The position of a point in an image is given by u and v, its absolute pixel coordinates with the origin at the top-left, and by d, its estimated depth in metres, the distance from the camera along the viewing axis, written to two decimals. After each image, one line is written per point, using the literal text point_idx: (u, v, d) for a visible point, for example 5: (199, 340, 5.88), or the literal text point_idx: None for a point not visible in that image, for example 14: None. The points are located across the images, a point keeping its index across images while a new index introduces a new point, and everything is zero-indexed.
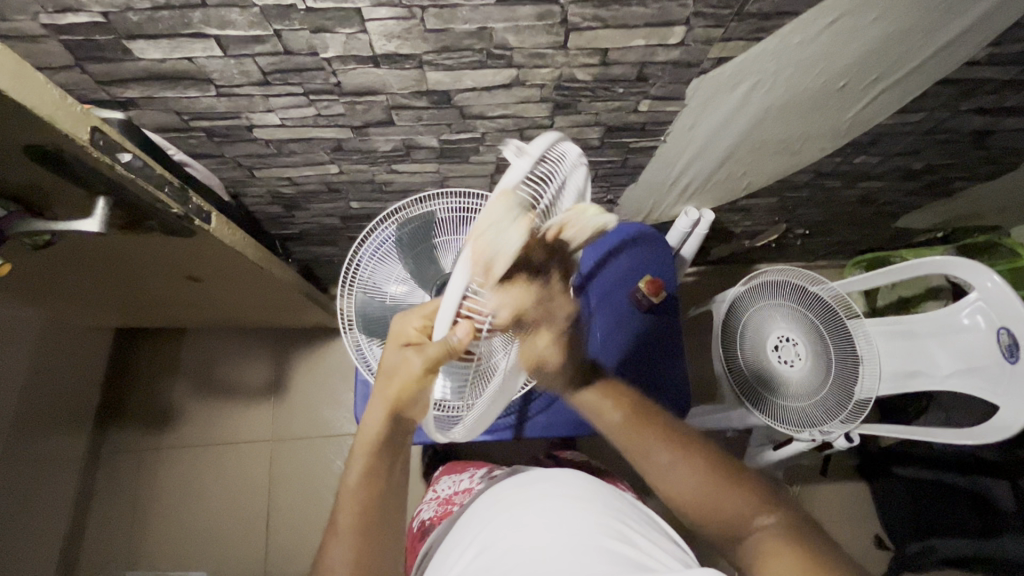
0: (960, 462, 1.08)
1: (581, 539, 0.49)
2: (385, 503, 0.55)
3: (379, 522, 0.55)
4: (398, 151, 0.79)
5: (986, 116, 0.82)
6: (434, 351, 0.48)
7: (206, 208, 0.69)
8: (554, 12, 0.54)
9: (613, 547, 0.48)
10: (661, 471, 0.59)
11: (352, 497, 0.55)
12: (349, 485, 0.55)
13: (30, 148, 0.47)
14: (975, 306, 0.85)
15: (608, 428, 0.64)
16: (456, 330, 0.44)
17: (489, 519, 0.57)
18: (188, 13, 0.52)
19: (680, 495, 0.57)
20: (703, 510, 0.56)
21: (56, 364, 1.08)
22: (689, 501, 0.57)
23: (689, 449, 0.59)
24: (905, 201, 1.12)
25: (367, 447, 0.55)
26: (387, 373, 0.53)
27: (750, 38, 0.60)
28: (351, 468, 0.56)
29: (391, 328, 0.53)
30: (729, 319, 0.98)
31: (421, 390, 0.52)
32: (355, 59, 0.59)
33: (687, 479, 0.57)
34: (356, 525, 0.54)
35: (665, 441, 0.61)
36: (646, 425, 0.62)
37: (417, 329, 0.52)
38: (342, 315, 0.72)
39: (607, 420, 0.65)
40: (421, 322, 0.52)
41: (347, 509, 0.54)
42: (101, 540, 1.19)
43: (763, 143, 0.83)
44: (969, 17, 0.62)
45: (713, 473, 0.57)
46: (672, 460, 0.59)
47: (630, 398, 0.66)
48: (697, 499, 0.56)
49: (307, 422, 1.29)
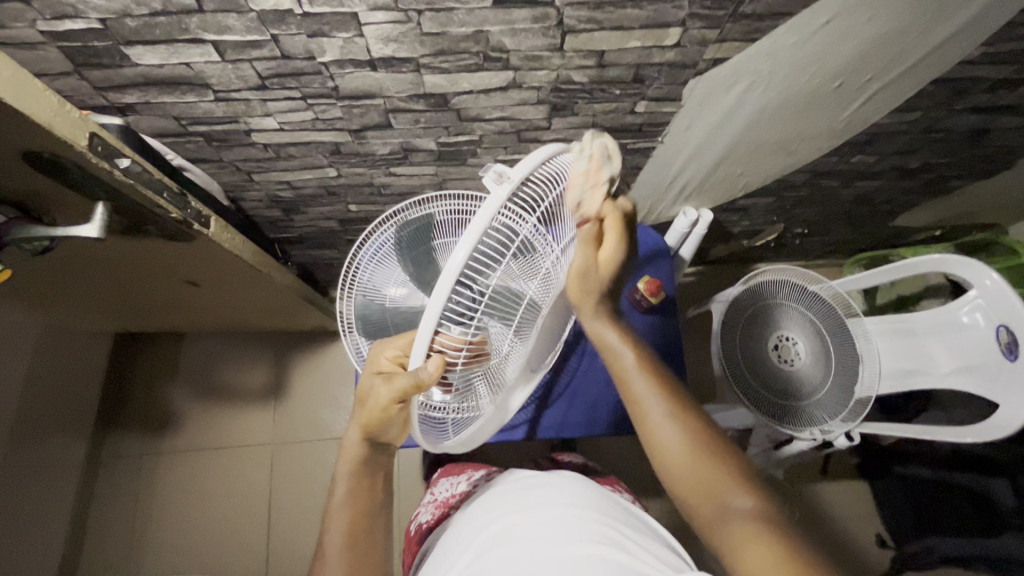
0: (963, 461, 1.09)
1: (570, 548, 0.48)
2: (372, 523, 0.56)
3: (367, 540, 0.55)
4: (396, 154, 0.79)
5: (982, 115, 0.82)
6: (402, 384, 0.47)
7: (204, 213, 0.69)
8: (549, 15, 0.54)
9: (600, 554, 0.48)
10: (650, 423, 0.56)
11: (339, 517, 0.55)
12: (335, 504, 0.56)
13: (28, 154, 0.47)
14: (975, 304, 0.85)
15: (617, 368, 0.60)
16: (427, 364, 0.44)
17: (483, 526, 0.56)
18: (185, 19, 0.52)
19: (662, 450, 0.55)
20: (681, 473, 0.53)
21: (56, 368, 1.09)
22: (667, 459, 0.54)
23: (686, 413, 0.56)
24: (903, 200, 1.12)
25: (349, 469, 0.56)
26: (361, 398, 0.55)
27: (745, 39, 0.61)
28: (337, 488, 0.57)
29: (370, 354, 0.56)
30: (730, 314, 0.98)
31: (390, 416, 0.52)
32: (352, 63, 0.59)
33: (675, 441, 0.54)
34: (344, 545, 0.54)
35: (667, 400, 0.57)
36: (653, 375, 0.58)
37: (391, 359, 0.55)
38: (342, 316, 0.75)
39: (617, 360, 0.60)
40: (395, 352, 0.55)
41: (334, 530, 0.55)
42: (101, 546, 1.19)
43: (758, 145, 0.84)
44: (963, 17, 0.62)
45: (705, 446, 0.54)
46: (670, 415, 0.56)
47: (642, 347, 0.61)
48: (676, 459, 0.54)
49: (305, 426, 1.29)
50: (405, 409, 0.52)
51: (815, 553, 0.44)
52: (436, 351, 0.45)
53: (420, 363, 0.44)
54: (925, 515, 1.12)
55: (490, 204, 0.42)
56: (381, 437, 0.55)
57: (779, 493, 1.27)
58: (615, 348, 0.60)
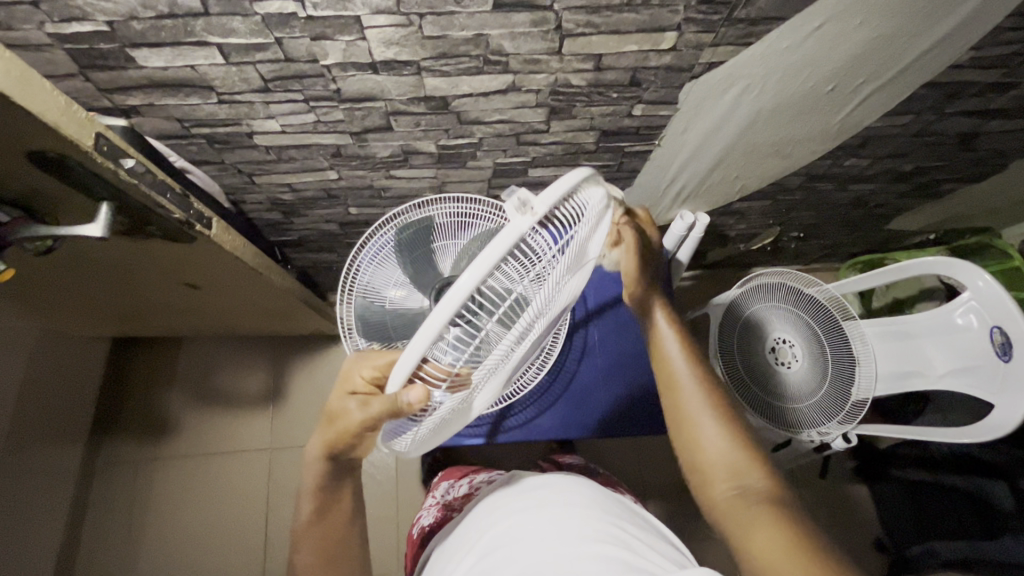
0: (958, 463, 1.10)
1: (573, 546, 0.49)
2: (346, 534, 0.57)
3: (342, 554, 0.56)
4: (396, 157, 0.80)
5: (973, 119, 0.84)
6: (375, 409, 0.46)
7: (207, 214, 0.70)
8: (548, 19, 0.55)
9: (603, 553, 0.48)
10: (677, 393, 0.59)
11: (308, 537, 0.56)
12: (302, 526, 0.56)
13: (33, 153, 0.48)
14: (969, 306, 0.86)
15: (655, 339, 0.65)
16: (409, 392, 0.42)
17: (490, 525, 0.57)
18: (191, 22, 0.53)
19: (683, 417, 0.58)
20: (696, 441, 0.56)
21: (56, 372, 1.09)
22: (685, 425, 0.57)
23: (713, 388, 0.59)
24: (896, 204, 1.14)
25: (310, 488, 0.56)
26: (330, 418, 0.52)
27: (739, 43, 0.62)
28: (302, 509, 0.56)
29: (345, 368, 0.53)
30: (727, 317, 1.00)
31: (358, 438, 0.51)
32: (354, 65, 0.60)
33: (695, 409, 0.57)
34: (317, 563, 0.55)
35: (696, 372, 0.60)
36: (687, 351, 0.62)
37: (367, 378, 0.51)
38: (341, 322, 0.73)
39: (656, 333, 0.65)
40: (371, 373, 0.51)
41: (304, 550, 0.55)
42: (95, 553, 1.18)
43: (752, 148, 0.85)
44: (952, 22, 0.63)
45: (725, 422, 0.56)
46: (696, 386, 0.59)
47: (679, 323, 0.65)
48: (696, 432, 0.56)
49: (303, 430, 1.29)
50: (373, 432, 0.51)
51: (826, 547, 0.46)
52: (417, 379, 0.43)
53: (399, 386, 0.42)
54: (924, 517, 1.11)
55: (509, 234, 0.36)
56: (343, 456, 0.54)
57: None
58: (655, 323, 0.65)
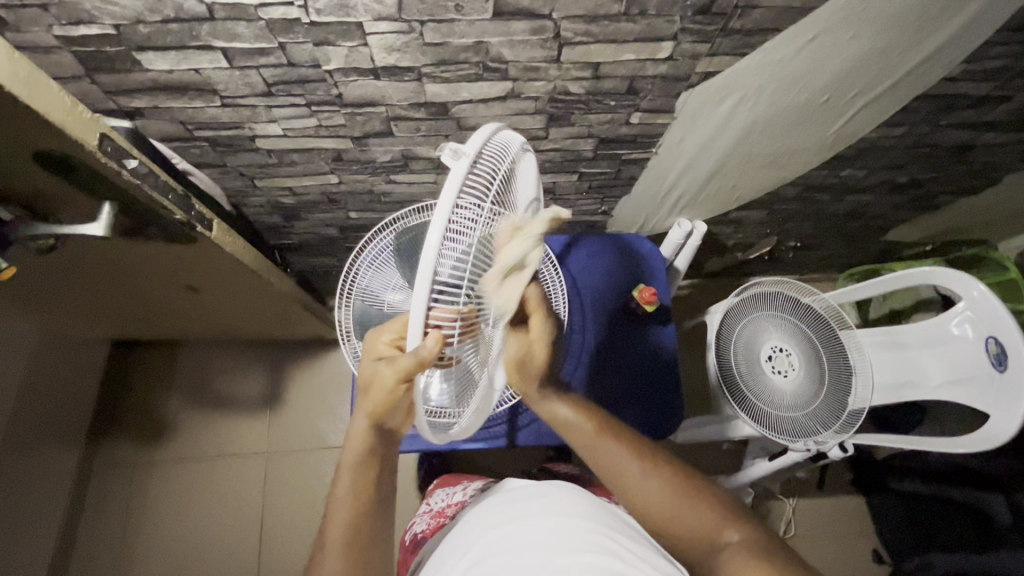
0: (953, 474, 1.10)
1: (570, 557, 0.49)
2: (376, 515, 0.56)
3: (372, 533, 0.55)
4: (396, 161, 0.81)
5: (966, 131, 0.85)
6: (406, 362, 0.44)
7: (207, 216, 0.70)
8: (547, 27, 0.56)
9: (601, 565, 0.48)
10: (624, 481, 0.59)
11: (340, 511, 0.55)
12: (337, 499, 0.55)
13: (39, 153, 0.48)
14: (964, 316, 0.87)
15: (577, 440, 0.64)
16: (426, 340, 0.42)
17: (476, 537, 0.57)
18: (196, 26, 0.54)
19: (640, 501, 0.58)
20: (664, 517, 0.56)
21: (54, 373, 1.09)
22: (646, 506, 0.57)
23: (655, 461, 0.60)
24: (892, 214, 1.14)
25: (353, 460, 0.56)
26: (365, 384, 0.54)
27: (735, 54, 0.63)
28: (339, 482, 0.56)
29: (365, 344, 0.56)
30: (723, 328, 1.00)
31: (396, 398, 0.52)
32: (356, 71, 0.61)
33: (650, 488, 0.58)
34: (346, 536, 0.53)
35: (628, 452, 0.61)
36: (611, 435, 0.63)
37: (389, 343, 0.55)
38: (340, 325, 0.77)
39: (576, 434, 0.64)
40: (392, 337, 0.56)
41: (335, 524, 0.54)
42: (89, 556, 1.18)
43: (749, 158, 0.86)
44: (942, 36, 0.64)
45: (677, 484, 0.58)
46: (639, 465, 0.59)
47: (597, 412, 0.67)
48: (658, 508, 0.57)
49: (301, 434, 1.29)
50: (406, 391, 0.52)
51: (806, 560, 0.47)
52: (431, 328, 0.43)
53: (420, 339, 0.42)
54: (920, 531, 1.12)
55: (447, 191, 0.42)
56: (386, 425, 0.56)
57: (777, 507, 1.26)
58: (569, 425, 0.65)
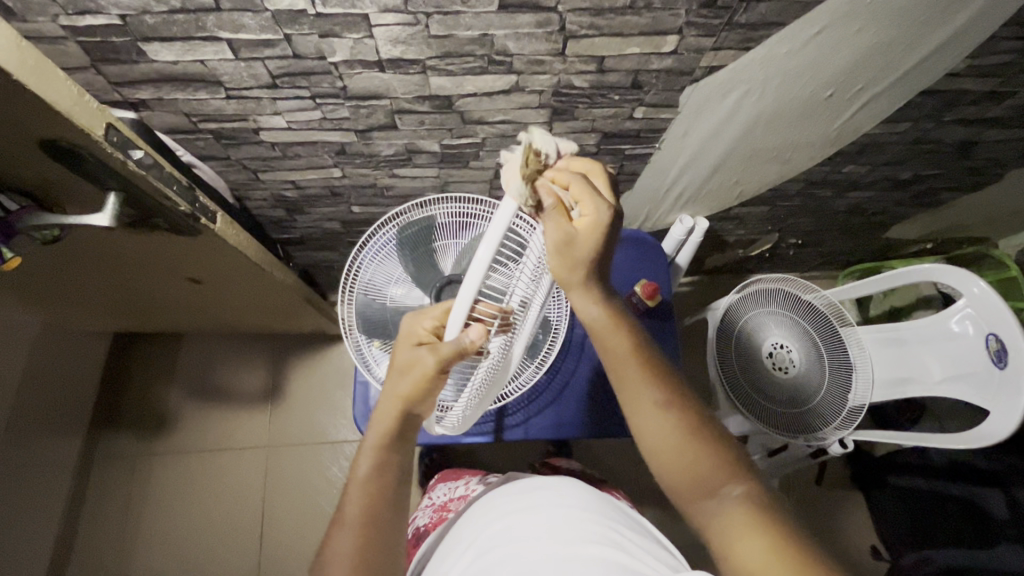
0: (954, 471, 1.12)
1: (579, 548, 0.49)
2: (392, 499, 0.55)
3: (387, 518, 0.54)
4: (399, 155, 0.81)
5: (969, 127, 0.85)
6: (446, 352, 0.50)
7: (211, 207, 0.70)
8: (553, 20, 0.56)
9: (608, 556, 0.49)
10: (641, 411, 0.56)
11: (358, 491, 0.54)
12: (355, 480, 0.55)
13: (46, 142, 0.49)
14: (964, 313, 0.86)
15: (606, 352, 0.58)
16: (471, 332, 0.47)
17: (483, 527, 0.57)
18: (202, 17, 0.54)
19: (651, 437, 0.56)
20: (671, 462, 0.54)
21: (56, 366, 1.09)
22: (657, 443, 0.55)
23: (679, 403, 0.56)
24: (893, 211, 1.15)
25: (376, 441, 0.56)
26: (401, 368, 0.54)
27: (740, 48, 0.63)
28: (359, 462, 0.56)
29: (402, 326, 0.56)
30: (723, 326, 1.01)
31: (432, 386, 0.54)
32: (361, 63, 0.61)
33: (666, 428, 0.55)
34: (361, 517, 0.53)
35: (655, 384, 0.57)
36: (642, 361, 0.57)
37: (429, 329, 0.55)
38: (341, 320, 0.73)
39: (606, 344, 0.58)
40: (432, 324, 0.55)
41: (351, 504, 0.54)
42: (90, 549, 1.18)
43: (752, 154, 0.86)
44: (945, 31, 0.65)
45: (695, 433, 0.55)
46: (663, 401, 0.56)
47: (632, 324, 0.59)
48: (668, 448, 0.55)
49: (302, 428, 1.29)
50: (443, 379, 0.54)
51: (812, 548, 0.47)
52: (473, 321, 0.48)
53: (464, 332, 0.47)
54: (919, 527, 1.12)
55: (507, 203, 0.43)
56: (415, 411, 0.56)
57: None
58: (604, 330, 0.57)
